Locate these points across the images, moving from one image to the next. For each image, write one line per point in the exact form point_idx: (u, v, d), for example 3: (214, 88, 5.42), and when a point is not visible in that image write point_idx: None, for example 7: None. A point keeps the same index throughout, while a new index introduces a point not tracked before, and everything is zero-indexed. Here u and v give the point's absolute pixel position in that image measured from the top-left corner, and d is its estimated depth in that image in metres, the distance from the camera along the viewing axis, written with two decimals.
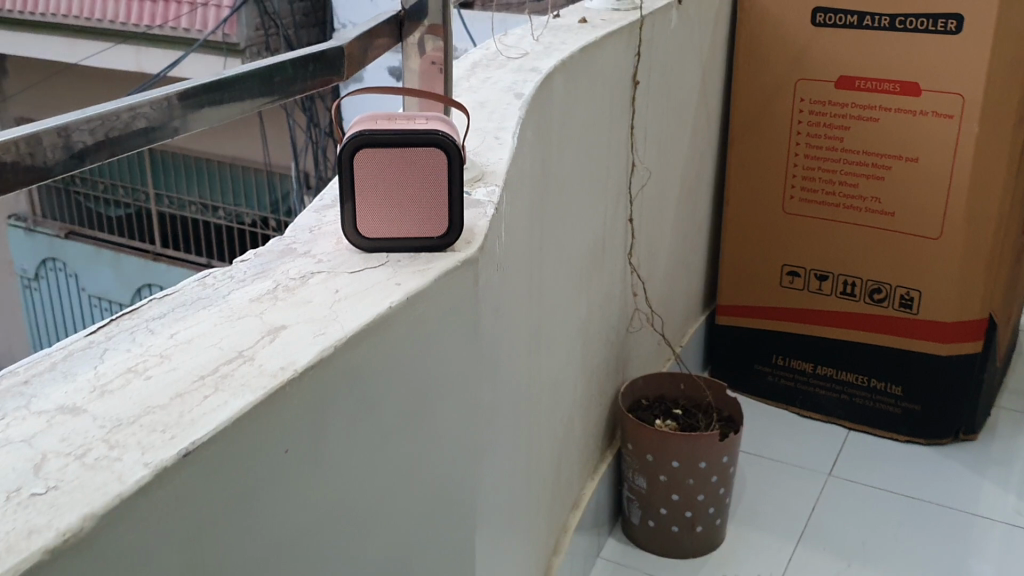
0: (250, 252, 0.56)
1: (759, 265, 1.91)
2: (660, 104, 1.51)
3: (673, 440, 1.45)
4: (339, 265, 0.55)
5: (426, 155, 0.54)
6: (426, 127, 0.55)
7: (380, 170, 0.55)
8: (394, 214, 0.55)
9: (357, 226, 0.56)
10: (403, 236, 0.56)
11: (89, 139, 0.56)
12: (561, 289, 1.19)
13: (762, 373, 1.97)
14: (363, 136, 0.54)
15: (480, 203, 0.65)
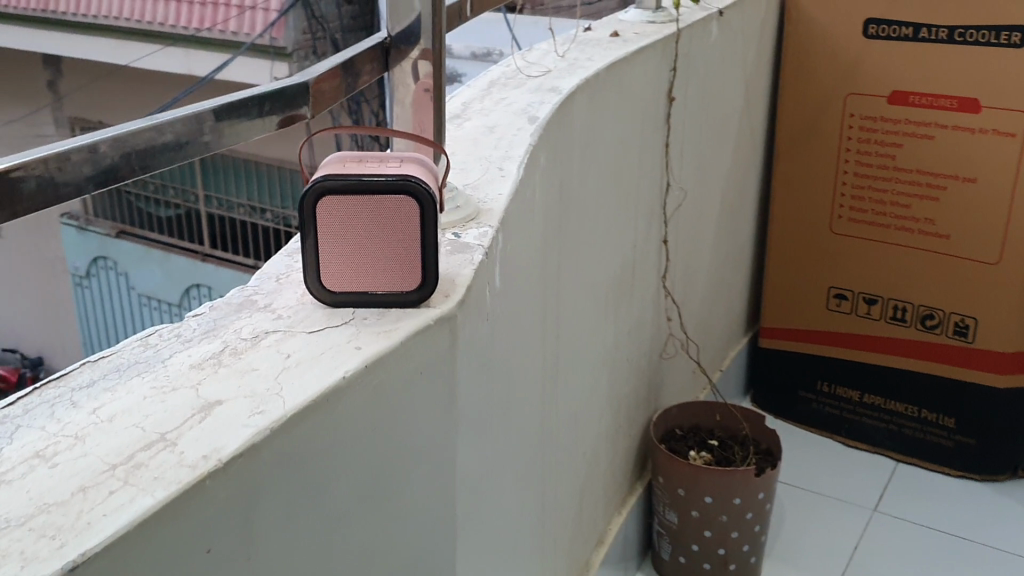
0: (204, 305, 0.50)
1: (804, 288, 1.83)
2: (697, 120, 1.44)
3: (706, 475, 1.38)
4: (299, 321, 0.49)
5: (396, 202, 0.48)
6: (398, 169, 0.49)
7: (344, 218, 0.48)
8: (363, 263, 0.49)
9: (319, 280, 0.50)
10: (370, 292, 0.50)
11: (118, 157, 0.52)
12: (585, 319, 1.13)
13: (806, 399, 1.89)
14: (324, 179, 0.47)
15: (468, 246, 0.59)
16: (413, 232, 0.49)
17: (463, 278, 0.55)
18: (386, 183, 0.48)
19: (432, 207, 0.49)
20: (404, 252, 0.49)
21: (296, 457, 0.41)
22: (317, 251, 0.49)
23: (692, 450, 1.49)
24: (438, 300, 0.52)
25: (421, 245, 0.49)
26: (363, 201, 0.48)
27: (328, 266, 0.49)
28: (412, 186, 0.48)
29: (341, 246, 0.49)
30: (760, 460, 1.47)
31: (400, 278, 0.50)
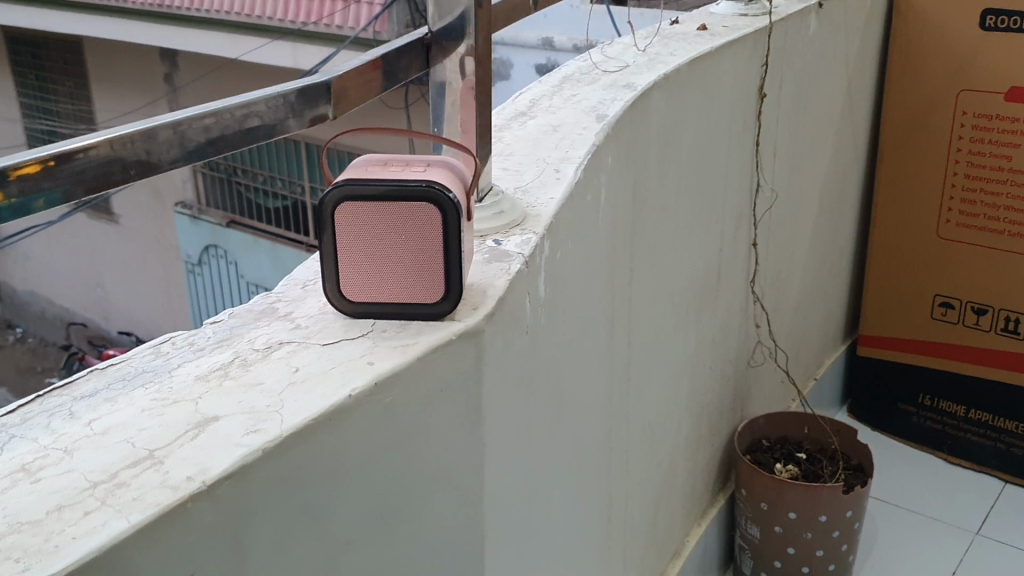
0: (223, 312, 0.49)
1: (908, 295, 1.73)
2: (791, 117, 1.37)
3: (790, 489, 1.32)
4: (317, 331, 0.47)
5: (418, 210, 0.46)
6: (421, 176, 0.47)
7: (364, 227, 0.46)
8: (381, 276, 0.47)
9: (339, 289, 0.48)
10: (393, 302, 0.48)
11: (204, 137, 0.52)
12: (661, 325, 1.08)
13: (906, 412, 1.79)
14: (343, 186, 0.45)
15: (508, 255, 0.56)
16: (436, 243, 0.46)
17: (495, 289, 0.52)
18: (407, 190, 0.45)
19: (456, 216, 0.46)
20: (427, 263, 0.47)
21: (291, 481, 0.39)
22: (337, 259, 0.47)
23: (777, 463, 1.42)
24: (466, 312, 0.49)
25: (444, 257, 0.47)
26: (384, 209, 0.46)
27: (350, 276, 0.47)
28: (434, 194, 0.45)
29: (361, 255, 0.47)
30: (850, 476, 1.39)
31: (423, 290, 0.47)
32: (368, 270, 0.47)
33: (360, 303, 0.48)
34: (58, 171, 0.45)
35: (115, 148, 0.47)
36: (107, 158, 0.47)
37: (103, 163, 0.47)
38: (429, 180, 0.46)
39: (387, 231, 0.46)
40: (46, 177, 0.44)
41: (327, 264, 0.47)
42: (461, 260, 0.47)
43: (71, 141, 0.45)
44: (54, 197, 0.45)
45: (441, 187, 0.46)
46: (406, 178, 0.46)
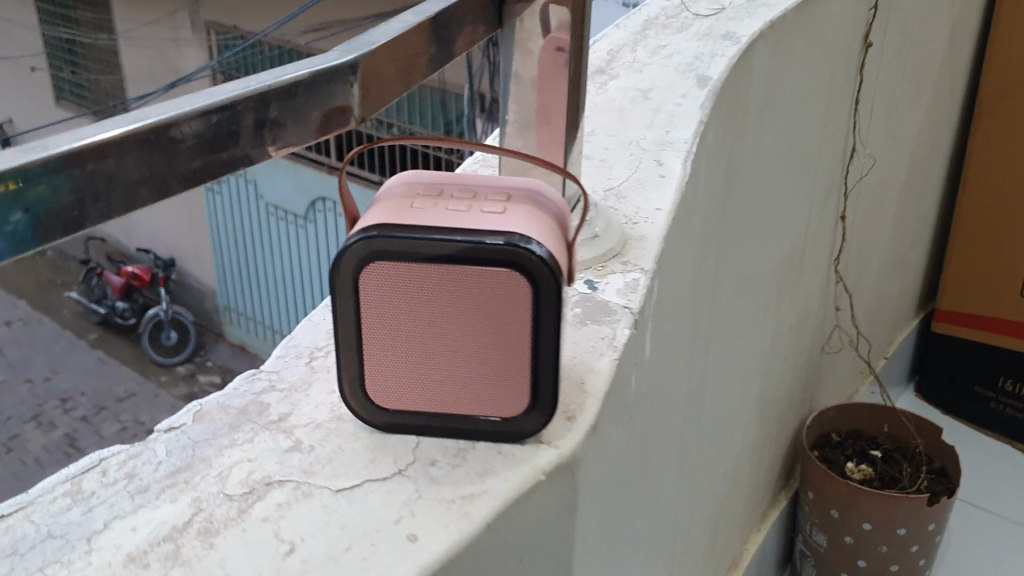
0: (194, 422, 0.42)
1: (994, 271, 1.54)
2: (893, 69, 1.17)
3: (868, 499, 1.16)
4: (337, 461, 0.40)
5: (482, 274, 0.36)
6: (494, 222, 0.37)
7: (403, 292, 0.37)
8: (427, 355, 0.39)
9: (362, 373, 0.40)
10: (436, 395, 0.40)
11: (262, 129, 0.34)
12: (741, 322, 0.92)
13: (982, 398, 1.62)
14: (382, 238, 0.36)
15: (610, 313, 0.47)
16: (505, 320, 0.37)
17: (594, 379, 0.44)
18: (471, 249, 0.36)
19: (539, 290, 0.37)
20: (486, 348, 0.38)
21: None
22: (359, 329, 0.39)
23: (849, 461, 1.27)
24: (558, 431, 0.42)
25: (513, 339, 0.38)
26: (434, 270, 0.36)
27: (374, 353, 0.39)
28: (510, 252, 0.36)
29: (392, 330, 0.38)
30: (932, 482, 1.23)
31: (481, 382, 0.39)
32: (409, 347, 0.39)
33: (386, 395, 0.40)
34: (32, 194, 0.27)
35: (121, 152, 0.29)
36: (109, 172, 0.29)
37: (103, 178, 0.29)
38: (505, 234, 0.36)
39: (431, 303, 0.37)
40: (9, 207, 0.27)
41: (346, 336, 0.39)
42: (554, 349, 0.38)
43: (47, 146, 0.27)
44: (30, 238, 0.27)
45: (523, 242, 0.36)
46: (472, 227, 0.36)
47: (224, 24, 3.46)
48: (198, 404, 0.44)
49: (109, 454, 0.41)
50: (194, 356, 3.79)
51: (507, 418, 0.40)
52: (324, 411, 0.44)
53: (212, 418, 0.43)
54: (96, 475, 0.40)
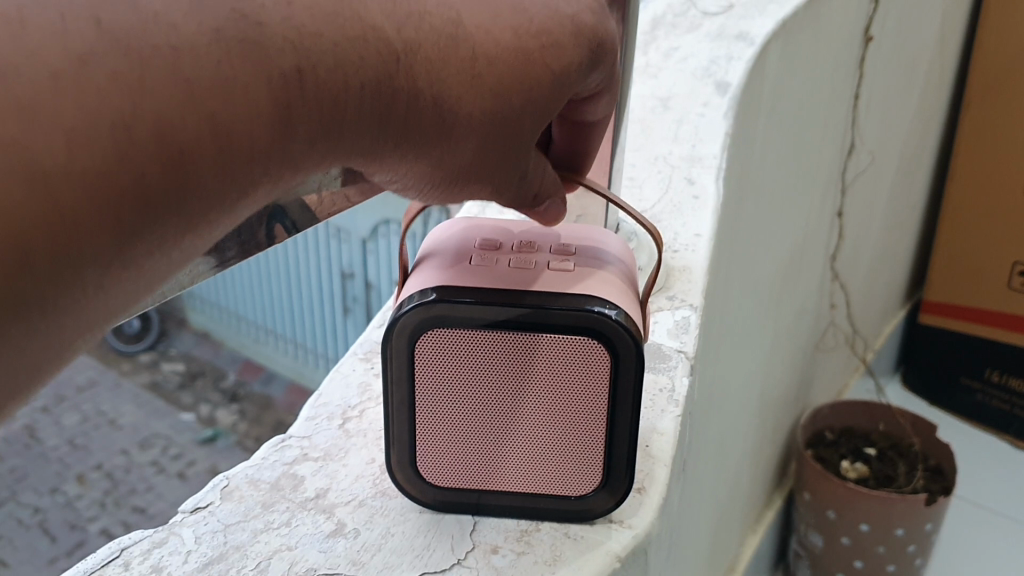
0: (239, 497, 0.45)
1: (977, 262, 1.48)
2: (889, 60, 1.12)
3: (864, 499, 1.13)
4: (385, 548, 0.42)
5: (553, 340, 0.41)
6: (566, 282, 0.41)
7: (471, 356, 0.42)
8: (486, 416, 0.43)
9: (417, 432, 0.44)
10: (495, 455, 0.44)
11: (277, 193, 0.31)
12: (746, 328, 0.89)
13: (969, 389, 1.57)
14: (463, 302, 0.40)
15: (665, 357, 0.54)
16: (568, 390, 0.42)
17: (660, 437, 0.50)
18: (550, 310, 0.40)
19: (615, 358, 0.41)
20: (548, 416, 0.43)
21: None
22: (419, 390, 0.43)
23: (843, 459, 1.27)
24: (633, 508, 0.46)
25: (575, 407, 0.43)
26: (509, 335, 0.41)
27: (431, 414, 0.44)
28: (588, 319, 0.40)
29: (453, 397, 0.43)
30: (928, 481, 1.22)
31: (540, 443, 0.44)
32: (469, 411, 0.43)
33: (437, 456, 0.45)
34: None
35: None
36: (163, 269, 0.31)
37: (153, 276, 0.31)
38: (579, 300, 0.40)
39: (498, 370, 0.42)
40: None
41: (400, 396, 0.43)
42: (633, 406, 0.43)
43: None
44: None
45: (598, 306, 0.40)
46: (549, 289, 0.41)
47: None
48: (228, 480, 0.46)
49: (131, 542, 0.41)
50: None
51: (574, 493, 0.45)
52: (364, 483, 0.47)
53: (242, 495, 0.45)
54: (119, 567, 0.40)
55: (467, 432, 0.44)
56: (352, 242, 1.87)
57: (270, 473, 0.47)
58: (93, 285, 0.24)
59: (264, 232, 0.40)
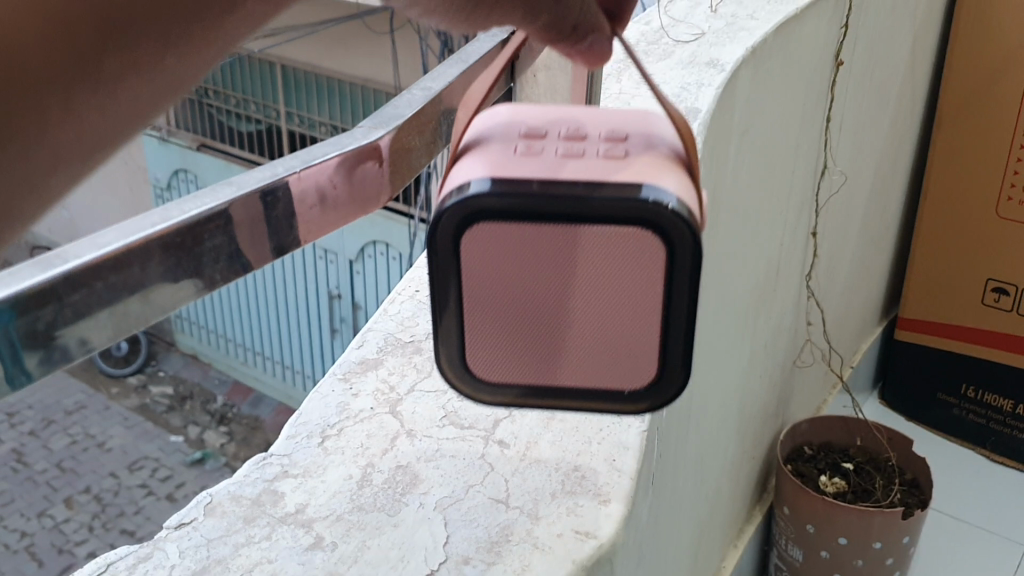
0: (223, 506, 0.41)
1: (954, 279, 1.50)
2: (860, 84, 1.15)
3: (843, 513, 1.15)
4: (363, 560, 0.38)
5: (609, 233, 0.28)
6: (615, 167, 0.27)
7: (517, 259, 0.29)
8: (543, 319, 0.30)
9: (465, 346, 0.31)
10: (553, 369, 0.31)
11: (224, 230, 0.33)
12: (724, 343, 0.91)
13: (946, 404, 1.59)
14: (489, 198, 0.27)
15: None
16: (636, 292, 0.29)
17: (627, 454, 0.46)
18: (594, 203, 0.27)
19: (673, 257, 0.28)
20: (621, 317, 0.30)
21: None
22: (463, 304, 0.30)
23: (823, 474, 1.29)
24: (597, 519, 0.41)
25: (643, 314, 0.30)
26: (553, 230, 0.28)
27: (474, 330, 0.31)
28: (641, 211, 0.27)
29: (502, 303, 0.30)
30: (905, 495, 1.25)
31: (603, 359, 0.31)
32: (520, 315, 0.30)
33: (488, 362, 0.32)
34: (43, 315, 0.27)
35: (144, 261, 0.30)
36: (133, 280, 0.30)
37: (126, 288, 0.30)
38: (627, 189, 0.27)
39: (550, 269, 0.29)
40: (19, 329, 0.27)
41: (448, 306, 0.30)
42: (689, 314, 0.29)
43: (64, 264, 0.28)
44: (39, 348, 0.27)
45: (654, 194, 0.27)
46: (591, 179, 0.27)
47: None
48: (210, 494, 0.42)
49: (116, 557, 0.38)
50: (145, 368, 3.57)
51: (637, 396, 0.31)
52: (342, 498, 0.42)
53: (224, 511, 0.41)
54: None
55: (519, 343, 0.31)
56: None
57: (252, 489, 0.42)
58: (48, 130, 0.21)
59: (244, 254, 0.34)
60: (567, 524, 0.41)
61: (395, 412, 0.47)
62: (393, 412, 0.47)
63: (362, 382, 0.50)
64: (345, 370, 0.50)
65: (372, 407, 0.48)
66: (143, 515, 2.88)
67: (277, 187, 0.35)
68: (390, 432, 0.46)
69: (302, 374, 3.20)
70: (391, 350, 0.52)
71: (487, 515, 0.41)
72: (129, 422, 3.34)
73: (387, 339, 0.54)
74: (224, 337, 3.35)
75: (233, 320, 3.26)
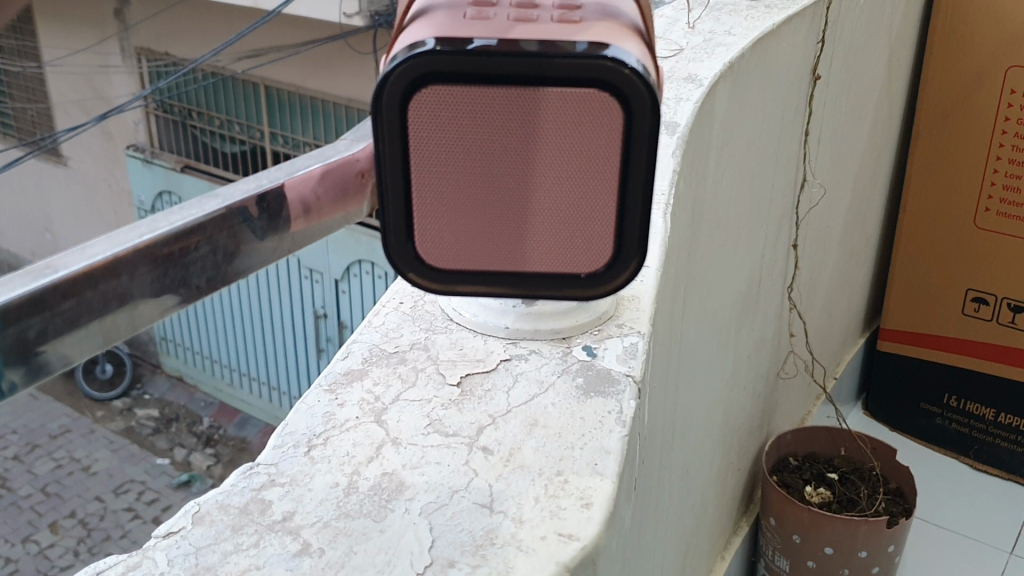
0: (209, 518, 0.41)
1: (934, 288, 1.52)
2: (838, 98, 1.16)
3: (828, 522, 1.16)
4: (350, 566, 0.39)
5: (555, 95, 0.31)
6: (575, 29, 0.30)
7: (465, 124, 0.32)
8: (488, 188, 0.34)
9: (413, 215, 0.35)
10: (489, 238, 0.35)
11: (203, 247, 0.34)
12: (707, 355, 0.91)
13: (929, 413, 1.60)
14: (443, 55, 0.30)
15: (614, 382, 0.52)
16: (583, 149, 0.32)
17: (608, 457, 0.46)
18: (548, 60, 0.30)
19: (628, 118, 0.32)
20: (559, 185, 0.33)
21: None
22: (414, 174, 0.33)
23: (808, 485, 1.30)
24: (579, 522, 0.42)
25: (591, 171, 0.33)
26: (498, 93, 0.31)
27: (429, 196, 0.34)
28: (593, 66, 0.30)
29: (451, 174, 0.33)
30: (890, 503, 1.26)
31: (552, 223, 0.34)
32: (466, 186, 0.34)
33: (431, 232, 0.35)
34: (29, 326, 0.28)
35: (132, 271, 0.31)
36: (121, 291, 0.31)
37: (115, 299, 0.30)
38: (585, 52, 0.30)
39: (495, 136, 0.32)
40: (6, 341, 0.27)
41: (392, 180, 0.33)
42: (647, 155, 0.32)
43: (53, 273, 0.28)
44: (22, 362, 0.28)
45: (613, 56, 0.30)
46: (546, 38, 0.30)
47: (154, 50, 3.25)
48: (199, 504, 0.42)
49: (104, 566, 0.38)
50: (129, 390, 3.56)
51: (582, 270, 0.35)
52: (329, 506, 0.42)
53: (212, 519, 0.41)
54: None
55: (457, 213, 0.34)
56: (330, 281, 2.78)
57: (239, 498, 0.42)
58: None
59: (225, 269, 0.35)
60: (550, 526, 0.42)
61: (381, 420, 0.48)
62: (373, 423, 0.48)
63: (348, 392, 0.50)
64: (331, 381, 0.51)
65: (358, 416, 0.48)
66: (128, 539, 2.86)
67: (266, 194, 0.36)
68: (376, 440, 0.47)
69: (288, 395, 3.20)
70: (377, 360, 0.53)
71: (472, 519, 0.42)
72: (114, 444, 3.32)
73: (371, 350, 0.54)
74: (206, 356, 3.41)
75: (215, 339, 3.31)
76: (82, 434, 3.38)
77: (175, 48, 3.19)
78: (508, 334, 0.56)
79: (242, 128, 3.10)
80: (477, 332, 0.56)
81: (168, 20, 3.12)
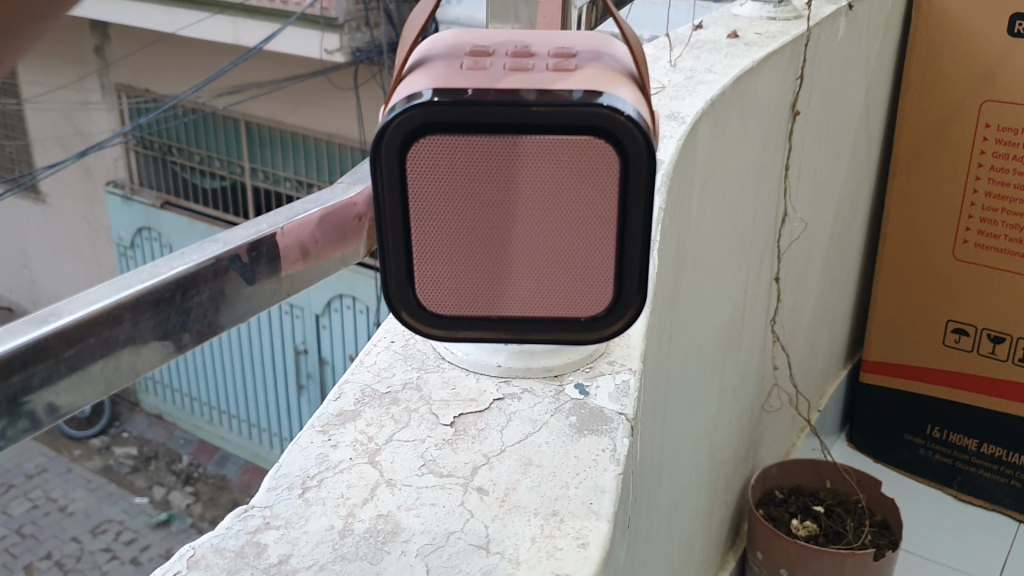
0: (202, 560, 0.41)
1: (914, 320, 1.53)
2: (817, 133, 1.18)
3: (815, 555, 1.16)
4: None
5: (550, 143, 0.31)
6: (571, 79, 0.31)
7: (459, 172, 0.32)
8: (484, 234, 0.34)
9: (412, 264, 0.35)
10: (489, 286, 0.35)
11: (205, 293, 0.36)
12: (692, 389, 0.91)
13: (912, 445, 1.61)
14: (439, 107, 0.30)
15: (607, 420, 0.52)
16: (579, 195, 0.33)
17: (603, 497, 0.46)
18: (544, 110, 0.31)
19: (623, 168, 0.32)
20: (556, 232, 0.34)
21: None
22: (411, 224, 0.34)
23: (794, 517, 1.30)
24: (575, 563, 0.42)
25: (588, 219, 0.33)
26: (491, 142, 0.31)
27: (427, 245, 0.34)
28: (588, 115, 0.31)
29: (448, 223, 0.34)
30: (876, 536, 1.27)
31: (550, 270, 0.35)
32: (464, 232, 0.34)
33: (431, 281, 0.36)
34: (34, 373, 0.30)
35: (133, 317, 0.33)
36: (121, 336, 0.33)
37: (116, 343, 0.33)
38: (581, 99, 0.30)
39: (489, 185, 0.32)
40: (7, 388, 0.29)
41: (391, 231, 0.34)
42: (645, 198, 0.33)
43: (54, 321, 0.31)
44: (14, 410, 0.29)
45: (607, 104, 0.31)
46: (541, 87, 0.30)
47: (135, 87, 3.25)
48: (193, 548, 0.41)
49: None
50: (107, 428, 3.52)
51: (581, 317, 0.36)
52: (325, 548, 0.42)
53: (208, 563, 0.41)
54: None
55: (456, 259, 0.35)
56: (308, 317, 2.79)
57: (234, 541, 0.42)
58: None
59: (216, 316, 0.37)
60: (547, 567, 0.42)
61: (375, 462, 0.48)
62: (365, 463, 0.48)
63: (341, 433, 0.50)
64: (324, 422, 0.51)
65: (352, 457, 0.48)
66: None
67: (260, 242, 0.39)
68: (370, 481, 0.46)
69: (269, 432, 3.17)
70: (369, 401, 0.53)
71: (468, 561, 0.42)
72: (92, 484, 3.28)
73: (363, 389, 0.54)
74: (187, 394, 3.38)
75: (195, 376, 3.29)
76: (59, 473, 3.33)
77: (156, 84, 3.18)
78: (500, 372, 0.56)
79: (222, 164, 3.09)
80: (469, 371, 0.56)
81: (149, 57, 3.12)
